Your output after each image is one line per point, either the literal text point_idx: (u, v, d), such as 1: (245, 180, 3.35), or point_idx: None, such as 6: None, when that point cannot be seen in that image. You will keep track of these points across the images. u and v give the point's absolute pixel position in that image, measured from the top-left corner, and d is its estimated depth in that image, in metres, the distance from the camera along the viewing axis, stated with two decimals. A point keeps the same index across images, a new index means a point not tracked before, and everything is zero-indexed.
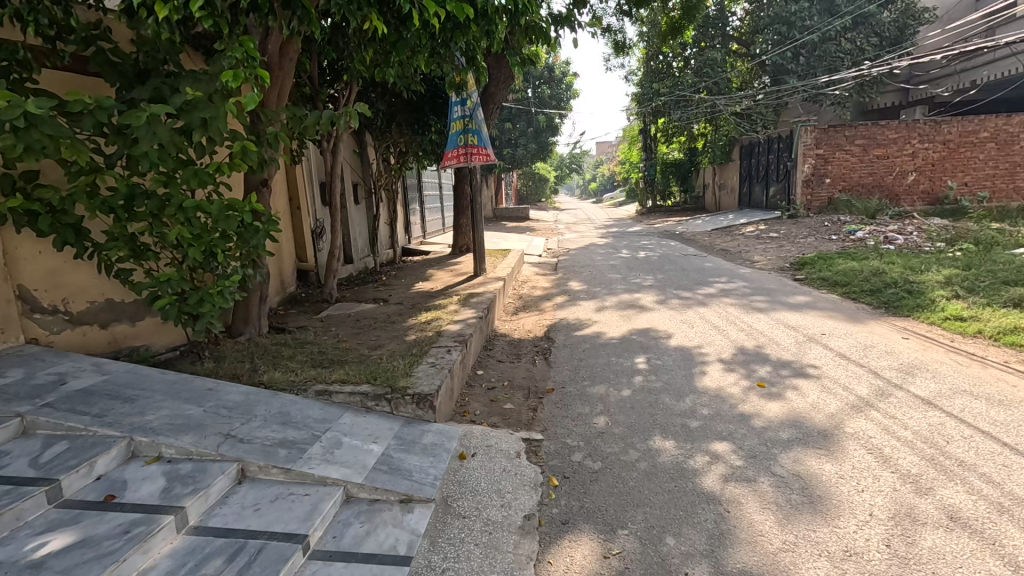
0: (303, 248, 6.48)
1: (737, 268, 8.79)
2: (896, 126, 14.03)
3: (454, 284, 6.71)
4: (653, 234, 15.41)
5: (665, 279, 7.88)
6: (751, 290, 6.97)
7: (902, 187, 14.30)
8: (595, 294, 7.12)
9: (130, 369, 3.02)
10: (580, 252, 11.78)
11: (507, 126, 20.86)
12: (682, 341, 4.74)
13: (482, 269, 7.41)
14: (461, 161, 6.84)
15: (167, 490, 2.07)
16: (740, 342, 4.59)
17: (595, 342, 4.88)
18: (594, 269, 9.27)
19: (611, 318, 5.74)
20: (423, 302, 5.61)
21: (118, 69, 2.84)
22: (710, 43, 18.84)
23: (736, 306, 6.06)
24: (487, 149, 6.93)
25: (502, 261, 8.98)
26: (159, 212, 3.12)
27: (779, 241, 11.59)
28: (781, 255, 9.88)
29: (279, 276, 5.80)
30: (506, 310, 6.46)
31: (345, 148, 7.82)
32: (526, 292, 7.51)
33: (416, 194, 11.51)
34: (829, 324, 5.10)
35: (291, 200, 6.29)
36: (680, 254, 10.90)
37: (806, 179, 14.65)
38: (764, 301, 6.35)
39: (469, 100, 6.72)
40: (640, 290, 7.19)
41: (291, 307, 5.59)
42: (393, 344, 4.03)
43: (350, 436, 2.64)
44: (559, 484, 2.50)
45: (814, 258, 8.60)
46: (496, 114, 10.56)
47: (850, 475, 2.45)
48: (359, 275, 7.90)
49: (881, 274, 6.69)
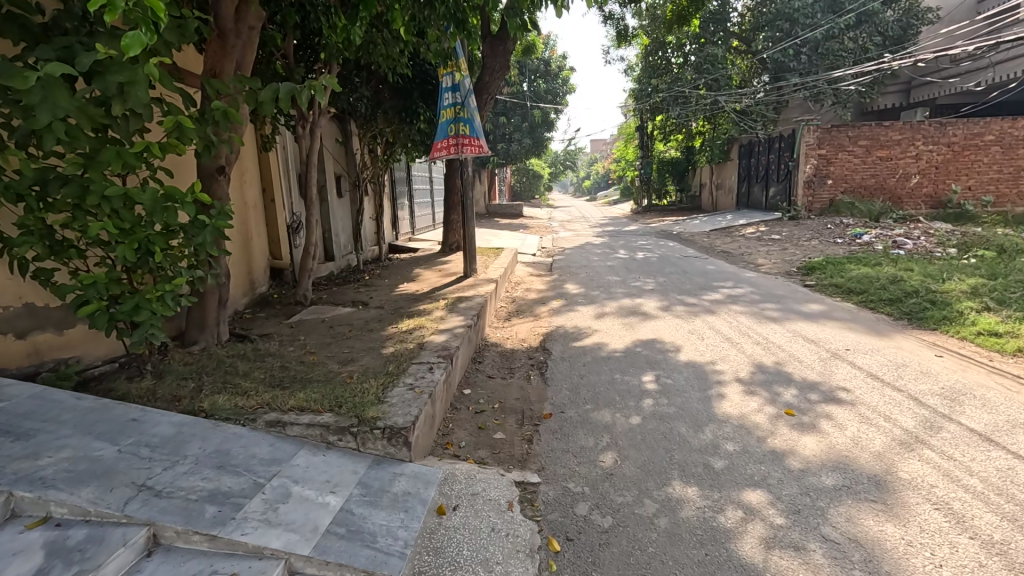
0: (278, 245, 5.94)
1: (741, 272, 8.35)
2: (900, 127, 13.68)
3: (442, 286, 6.19)
4: (650, 234, 14.97)
5: (668, 283, 7.42)
6: (760, 296, 6.53)
7: (904, 190, 13.97)
8: (594, 298, 6.65)
9: (38, 394, 2.47)
10: (576, 252, 11.30)
11: (501, 121, 20.31)
12: (692, 355, 4.28)
13: (473, 269, 6.88)
14: (451, 153, 6.28)
15: (40, 573, 1.53)
16: (758, 358, 4.13)
17: (597, 354, 4.40)
18: (591, 271, 8.80)
19: (612, 326, 5.27)
20: (406, 307, 5.09)
21: (20, 22, 2.27)
22: (710, 39, 18.29)
23: (747, 315, 5.61)
24: (480, 140, 6.39)
25: (494, 260, 8.47)
26: (80, 201, 2.56)
27: (782, 244, 11.20)
28: (785, 258, 9.47)
29: (249, 276, 5.26)
30: (498, 315, 5.96)
31: (327, 137, 7.28)
32: (520, 295, 7.01)
33: (405, 187, 10.96)
34: (852, 338, 4.65)
35: (265, 191, 5.75)
36: (679, 255, 10.45)
37: (807, 180, 14.31)
38: (776, 309, 5.91)
39: (462, 87, 6.18)
40: (641, 295, 6.72)
41: (259, 310, 5.05)
42: (368, 358, 3.52)
43: (302, 484, 2.13)
44: (561, 550, 2.02)
45: (822, 262, 8.18)
46: (490, 105, 10.06)
47: (921, 543, 1.98)
48: (340, 273, 7.36)
49: (898, 281, 6.26)
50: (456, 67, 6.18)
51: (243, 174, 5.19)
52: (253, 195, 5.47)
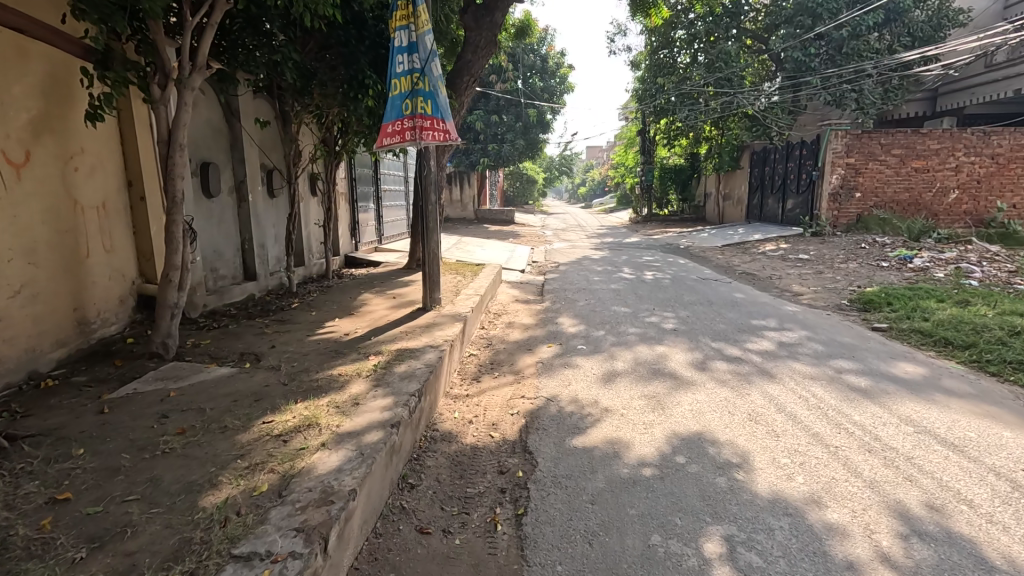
0: (152, 263, 4.12)
1: (781, 304, 6.66)
2: (939, 135, 12.17)
3: (388, 325, 4.39)
4: (657, 248, 13.32)
5: (694, 321, 5.67)
6: (824, 347, 4.78)
7: (941, 206, 12.42)
8: (598, 342, 4.93)
9: None
10: (572, 269, 9.62)
11: (493, 119, 18.62)
12: (776, 483, 2.50)
13: (436, 300, 5.09)
14: (405, 139, 4.52)
15: None
16: (898, 499, 2.37)
17: (610, 471, 2.61)
18: (592, 297, 7.04)
19: (631, 403, 3.48)
20: (315, 369, 3.28)
21: None
22: (721, 35, 16.69)
23: (826, 385, 3.84)
24: (446, 123, 4.63)
25: (471, 281, 6.71)
26: None
27: (813, 265, 9.56)
28: (826, 286, 7.81)
29: (76, 311, 3.41)
30: (463, 370, 4.18)
31: (247, 118, 5.51)
32: (499, 335, 5.24)
33: (369, 187, 9.20)
34: (1018, 444, 2.89)
35: (128, 184, 3.96)
36: (695, 277, 8.76)
37: (833, 192, 12.78)
38: (855, 369, 4.22)
39: (422, 45, 4.49)
40: (662, 339, 5.00)
41: (82, 371, 3.23)
42: (157, 528, 1.71)
43: None
44: None
45: (882, 295, 6.54)
46: (472, 90, 8.23)
47: None
48: (262, 299, 5.57)
49: (1019, 334, 4.56)
50: (413, 19, 4.48)
51: (70, 157, 3.39)
52: (98, 189, 3.67)
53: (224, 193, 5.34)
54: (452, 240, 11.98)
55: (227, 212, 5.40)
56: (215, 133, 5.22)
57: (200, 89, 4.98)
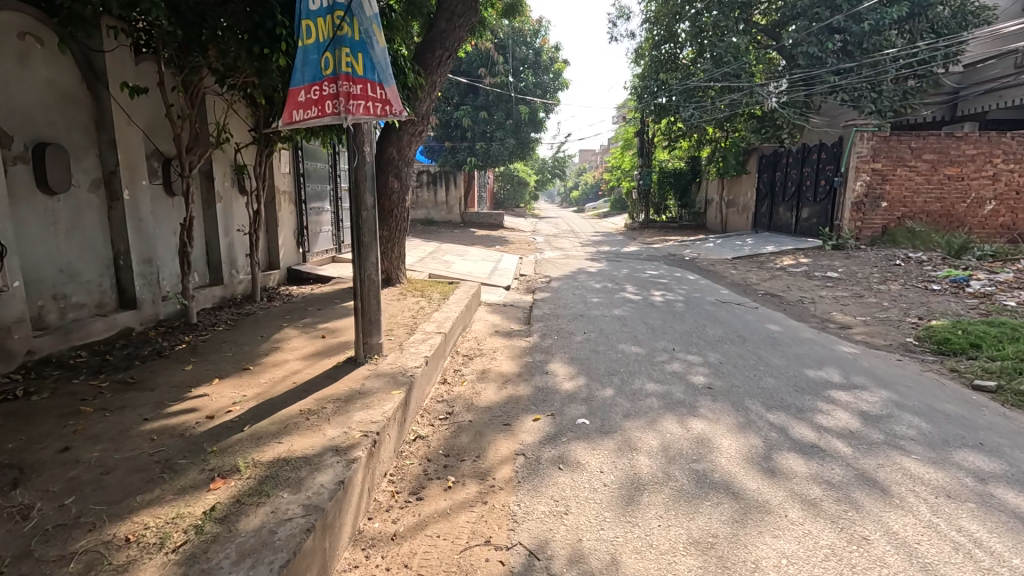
0: None
1: (833, 343, 5.25)
2: (975, 139, 10.88)
3: (287, 396, 2.84)
4: (661, 260, 11.92)
5: (732, 373, 4.18)
6: (930, 423, 3.33)
7: (975, 218, 11.16)
8: (608, 409, 3.43)
9: None
10: (567, 285, 8.18)
11: (481, 116, 17.11)
12: None
13: (372, 348, 3.53)
14: (325, 112, 3.02)
15: None
16: None
17: None
18: (592, 328, 5.54)
19: (678, 569, 1.98)
20: (89, 519, 1.74)
21: None
22: (728, 28, 15.15)
23: (980, 514, 2.37)
24: (387, 88, 3.13)
25: (438, 307, 5.19)
26: None
27: (848, 286, 8.21)
28: (875, 315, 6.43)
29: None
30: (396, 476, 2.63)
31: (117, 81, 3.93)
32: (467, 394, 3.73)
33: (321, 183, 7.62)
34: None
35: None
36: (713, 299, 7.31)
37: (857, 201, 11.47)
38: (998, 468, 2.78)
39: None
40: (698, 405, 3.52)
41: None
42: None
43: None
44: None
45: (961, 331, 5.18)
46: (446, 67, 6.69)
47: None
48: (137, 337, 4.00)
49: None
50: None
51: None
52: None
53: (82, 187, 3.78)
54: (432, 248, 10.53)
55: (86, 215, 3.84)
56: (64, 102, 3.66)
57: (33, 36, 3.43)
